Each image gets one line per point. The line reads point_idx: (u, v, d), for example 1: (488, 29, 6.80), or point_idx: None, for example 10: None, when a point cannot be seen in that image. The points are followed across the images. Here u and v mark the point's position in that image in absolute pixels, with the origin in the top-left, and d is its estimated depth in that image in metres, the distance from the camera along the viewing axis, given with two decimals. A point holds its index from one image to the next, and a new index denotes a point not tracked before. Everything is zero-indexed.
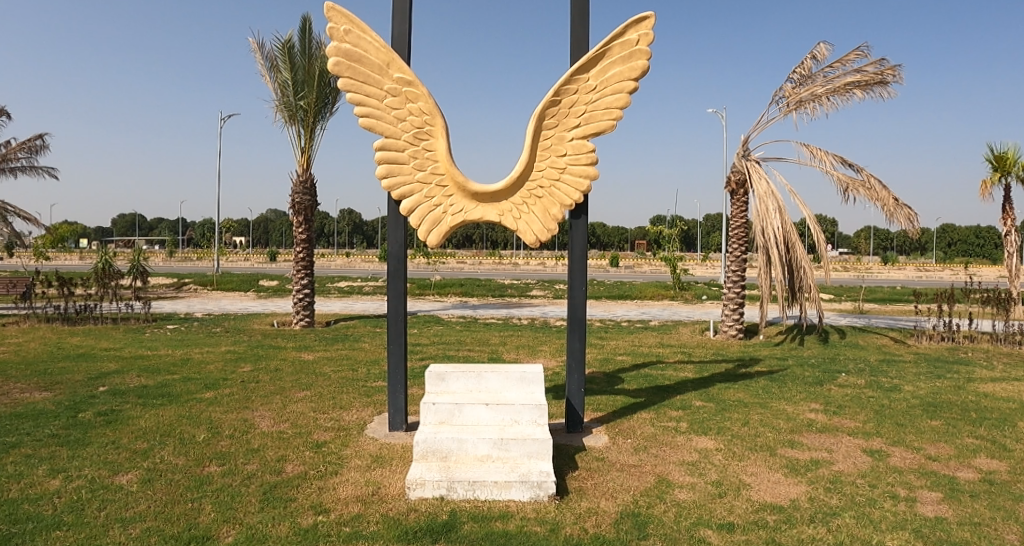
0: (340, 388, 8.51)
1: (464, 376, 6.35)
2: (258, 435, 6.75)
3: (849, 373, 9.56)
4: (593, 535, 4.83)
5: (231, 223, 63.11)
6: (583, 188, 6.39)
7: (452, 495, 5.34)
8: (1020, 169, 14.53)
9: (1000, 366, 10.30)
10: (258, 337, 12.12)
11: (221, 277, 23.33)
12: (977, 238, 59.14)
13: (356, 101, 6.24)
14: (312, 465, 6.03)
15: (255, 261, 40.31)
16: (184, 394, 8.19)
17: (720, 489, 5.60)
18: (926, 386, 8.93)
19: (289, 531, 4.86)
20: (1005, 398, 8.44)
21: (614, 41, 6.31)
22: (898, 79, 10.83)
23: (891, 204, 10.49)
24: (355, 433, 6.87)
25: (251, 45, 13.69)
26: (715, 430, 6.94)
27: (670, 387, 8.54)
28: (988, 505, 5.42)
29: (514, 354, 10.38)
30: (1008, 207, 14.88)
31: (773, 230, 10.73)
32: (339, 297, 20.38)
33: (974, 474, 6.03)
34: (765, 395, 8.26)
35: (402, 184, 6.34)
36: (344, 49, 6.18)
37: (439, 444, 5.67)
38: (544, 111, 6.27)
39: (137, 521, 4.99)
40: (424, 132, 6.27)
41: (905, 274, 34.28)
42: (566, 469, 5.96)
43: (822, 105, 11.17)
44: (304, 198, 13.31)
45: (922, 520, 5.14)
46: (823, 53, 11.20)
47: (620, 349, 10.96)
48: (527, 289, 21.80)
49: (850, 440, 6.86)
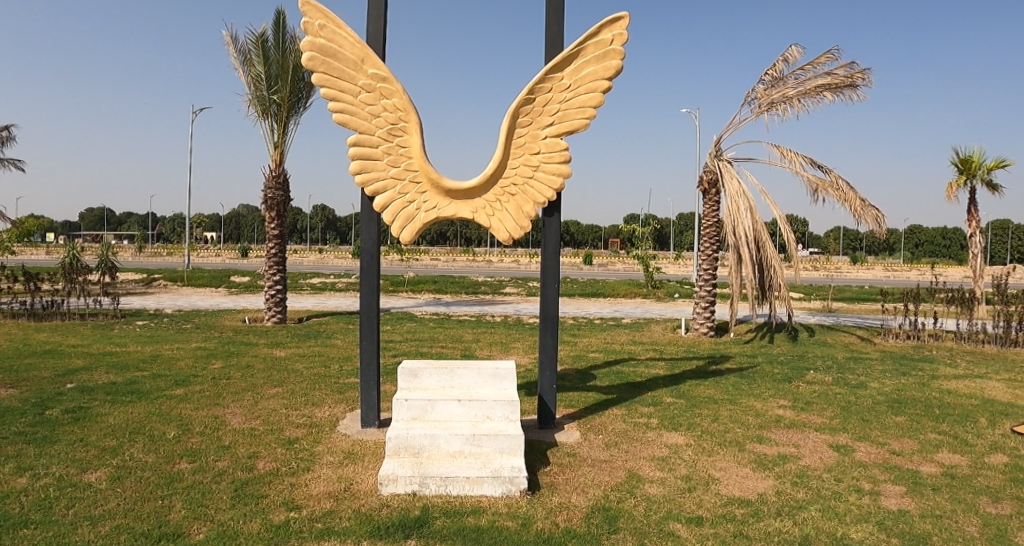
0: (313, 385, 8.47)
1: (437, 372, 6.34)
2: (229, 432, 6.71)
3: (817, 370, 9.75)
4: (564, 529, 4.88)
5: (200, 216, 62.52)
6: (556, 186, 6.42)
7: (424, 491, 5.36)
8: (984, 172, 14.91)
9: (963, 364, 10.56)
10: (229, 334, 11.98)
11: (191, 272, 23.06)
12: (943, 239, 60.79)
13: (329, 96, 6.23)
14: (284, 462, 6.01)
15: (227, 257, 39.87)
16: (154, 390, 8.09)
17: (690, 484, 5.69)
18: (891, 383, 9.16)
19: (261, 528, 4.84)
20: (967, 395, 8.69)
21: (589, 40, 6.36)
22: (867, 83, 11.04)
23: (859, 204, 10.68)
24: (327, 429, 6.85)
25: (225, 37, 13.62)
26: (685, 426, 7.04)
27: (642, 384, 8.64)
28: (950, 497, 5.58)
29: (487, 351, 10.37)
30: (972, 209, 15.25)
31: (743, 229, 10.81)
32: (312, 293, 20.25)
33: (936, 468, 6.20)
34: (735, 391, 8.40)
35: (376, 179, 6.33)
36: (318, 44, 6.15)
37: (411, 440, 5.67)
38: (517, 109, 6.30)
39: (106, 519, 4.93)
40: (398, 129, 6.26)
41: (872, 274, 35.22)
42: (538, 465, 6.01)
43: (793, 107, 11.32)
44: (277, 193, 13.15)
45: (886, 513, 5.28)
46: (794, 55, 11.34)
47: (592, 346, 11.06)
48: (501, 286, 21.86)
49: (817, 435, 7.01)
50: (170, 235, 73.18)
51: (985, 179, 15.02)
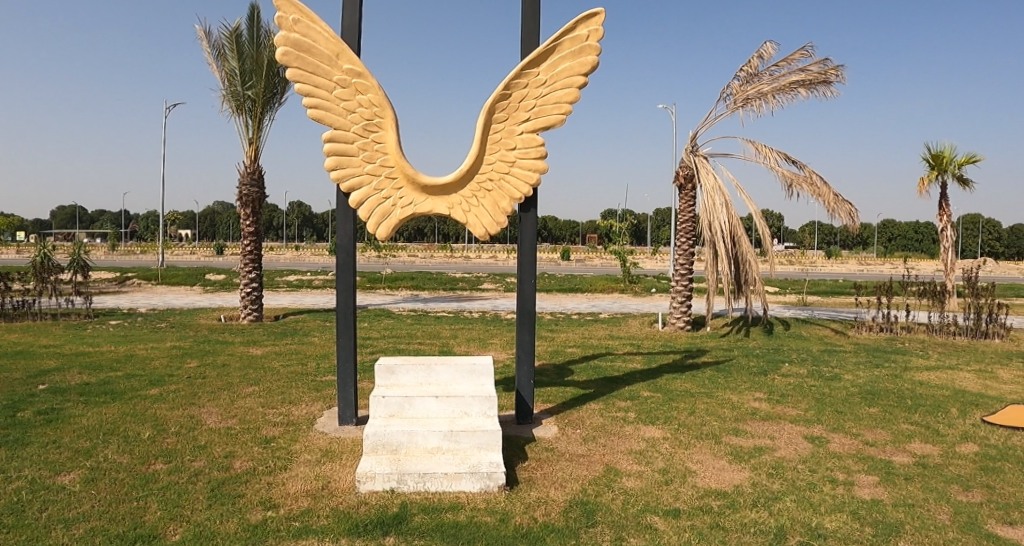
0: (290, 383, 8.39)
1: (415, 369, 6.32)
2: (205, 432, 6.63)
3: (792, 362, 9.88)
4: (543, 523, 4.90)
5: (175, 213, 61.59)
6: (532, 182, 6.42)
7: (403, 488, 5.34)
8: (955, 167, 15.17)
9: (935, 355, 10.76)
10: (205, 332, 11.83)
11: (165, 270, 22.72)
12: (916, 234, 61.87)
13: (304, 92, 6.16)
14: (261, 461, 5.95)
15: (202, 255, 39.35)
16: (128, 391, 7.96)
17: (667, 477, 5.74)
18: (865, 375, 9.31)
19: (238, 527, 4.79)
20: (939, 386, 8.86)
21: (565, 36, 6.36)
22: (841, 80, 11.18)
23: (833, 199, 10.82)
24: (304, 428, 6.80)
25: (198, 32, 13.43)
26: (662, 419, 7.09)
27: (619, 378, 8.68)
28: (922, 486, 5.68)
29: (465, 347, 10.36)
30: (944, 203, 15.51)
31: (719, 224, 10.90)
32: (288, 291, 20.07)
33: (909, 458, 6.31)
34: (711, 385, 8.47)
35: (351, 176, 6.29)
36: (293, 39, 6.09)
37: (389, 437, 5.65)
38: (493, 105, 6.29)
39: (81, 521, 4.85)
40: (374, 124, 6.22)
41: (846, 268, 35.77)
42: (516, 460, 6.02)
43: (768, 102, 11.42)
44: (252, 190, 13.00)
45: (859, 503, 5.36)
46: (769, 51, 11.44)
47: (571, 341, 11.09)
48: (479, 282, 21.83)
49: (792, 427, 7.10)
50: (144, 233, 72.06)
51: (956, 174, 15.29)
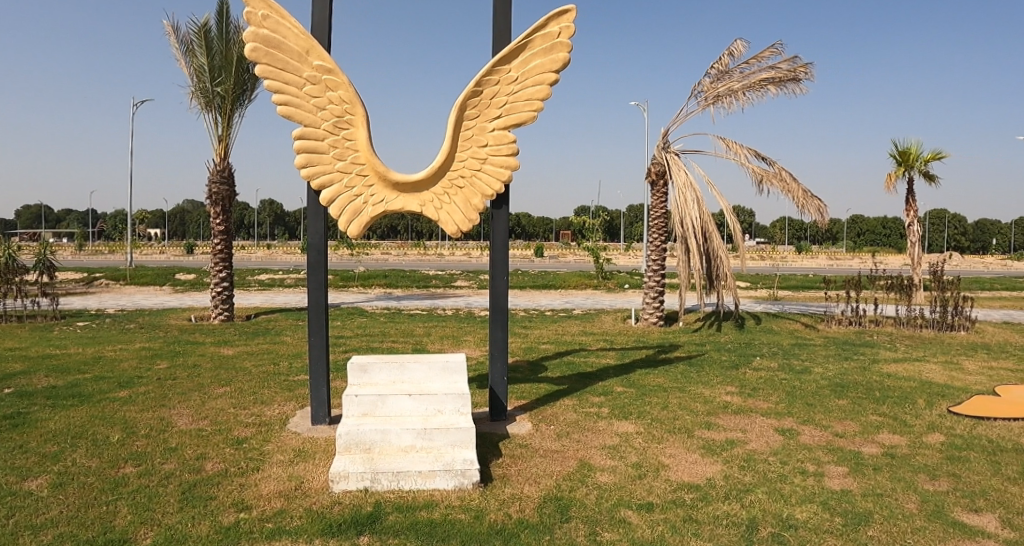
0: (262, 383, 8.31)
1: (388, 367, 6.29)
2: (176, 434, 6.53)
3: (763, 356, 10.02)
4: (517, 520, 4.91)
5: (144, 212, 60.53)
6: (504, 179, 6.43)
7: (376, 487, 5.32)
8: (921, 163, 15.48)
9: (902, 348, 10.98)
10: (176, 333, 11.66)
11: (134, 270, 22.31)
12: (884, 229, 63.07)
13: (273, 88, 6.08)
14: (233, 462, 5.88)
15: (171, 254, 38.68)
16: (97, 393, 7.82)
17: (640, 471, 5.78)
18: (834, 367, 9.48)
19: (210, 530, 4.73)
20: (906, 377, 9.05)
21: (536, 32, 6.36)
22: (809, 77, 11.34)
23: (802, 195, 10.98)
24: (277, 428, 6.73)
25: (166, 27, 13.21)
26: (636, 414, 7.15)
27: (592, 374, 8.73)
28: (890, 476, 5.80)
29: (439, 344, 10.33)
30: (910, 199, 15.83)
31: (691, 220, 11.01)
32: (261, 290, 19.85)
33: (877, 449, 6.44)
34: (684, 379, 8.56)
35: (322, 173, 6.23)
36: (262, 35, 6.00)
37: (362, 436, 5.62)
38: (464, 102, 6.28)
39: (48, 527, 4.75)
40: (344, 121, 6.17)
41: (816, 263, 36.32)
42: (490, 457, 6.03)
43: (738, 99, 11.55)
44: (222, 188, 12.82)
45: (829, 494, 5.46)
46: (739, 49, 11.56)
47: (544, 337, 11.13)
48: (453, 279, 21.79)
49: (763, 420, 7.20)
50: (112, 232, 70.67)
51: (922, 170, 15.60)
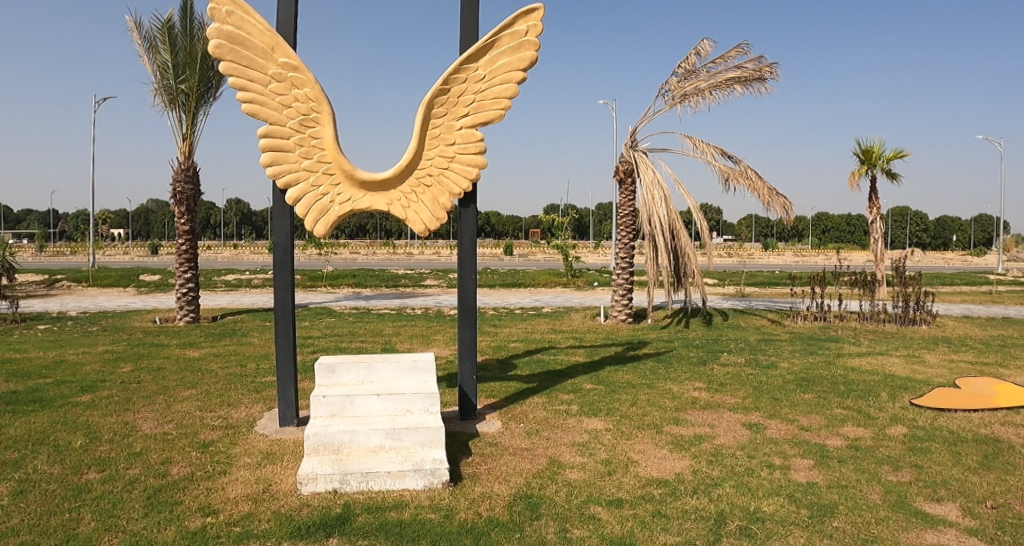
0: (228, 385, 8.19)
1: (356, 367, 6.25)
2: (141, 438, 6.41)
3: (731, 352, 10.17)
4: (487, 519, 4.91)
5: (106, 212, 59.22)
6: (471, 177, 6.42)
7: (345, 488, 5.28)
8: (883, 162, 15.83)
9: (865, 342, 11.23)
10: (140, 335, 11.43)
11: (95, 271, 21.80)
12: (848, 226, 64.37)
13: (238, 85, 5.99)
14: (199, 466, 5.79)
15: (135, 255, 37.88)
16: (58, 398, 7.63)
17: (609, 467, 5.83)
18: (799, 362, 9.66)
19: (176, 535, 4.65)
20: (869, 371, 9.25)
21: (504, 31, 6.36)
22: (775, 77, 11.51)
23: (768, 193, 11.15)
24: (244, 430, 6.65)
25: (128, 23, 12.94)
26: (605, 411, 7.20)
27: (562, 372, 8.77)
28: (854, 468, 5.93)
29: (408, 344, 10.29)
30: (873, 196, 16.17)
31: (659, 218, 11.11)
32: (227, 291, 19.57)
33: (842, 441, 6.58)
34: (652, 376, 8.65)
35: (288, 171, 6.16)
36: (226, 32, 5.91)
37: (330, 437, 5.57)
38: (431, 100, 6.25)
39: (8, 536, 4.62)
40: (310, 119, 6.11)
41: (783, 259, 36.92)
42: (460, 456, 6.03)
43: (705, 98, 11.69)
44: (187, 187, 12.60)
45: (796, 486, 5.56)
46: (706, 48, 11.70)
47: (514, 336, 11.14)
48: (422, 278, 21.70)
49: (730, 415, 7.30)
50: (74, 233, 68.97)
51: (884, 168, 15.95)
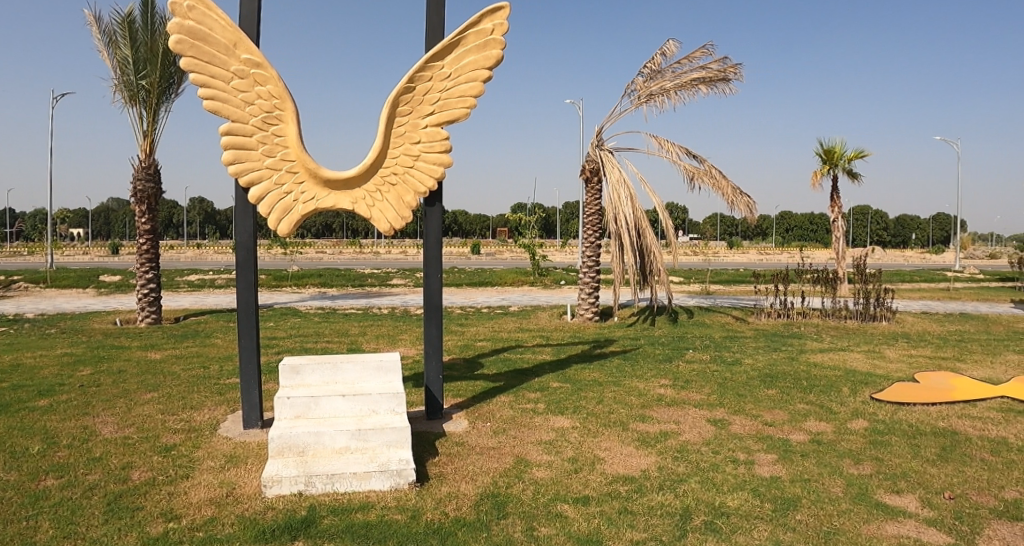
0: (191, 387, 8.06)
1: (321, 368, 6.20)
2: (101, 443, 6.27)
3: (696, 349, 10.31)
4: (453, 519, 4.91)
5: (65, 212, 57.72)
6: (436, 176, 6.41)
7: (310, 490, 5.24)
8: (845, 162, 16.18)
9: (827, 338, 11.47)
10: (100, 337, 11.17)
11: (52, 272, 21.21)
12: (811, 225, 65.67)
13: (199, 82, 5.89)
14: (161, 470, 5.69)
15: (94, 255, 36.97)
16: (14, 403, 7.42)
17: (576, 465, 5.87)
18: (763, 358, 9.84)
19: (137, 542, 4.56)
20: (831, 366, 9.46)
21: (469, 29, 6.35)
22: (739, 78, 11.69)
23: (732, 192, 11.32)
24: (207, 433, 6.55)
25: (87, 17, 12.64)
26: (571, 409, 7.25)
27: (528, 370, 8.81)
28: (816, 462, 6.06)
29: (374, 343, 10.23)
30: (835, 195, 16.52)
31: (624, 217, 11.20)
32: (190, 291, 19.22)
33: (804, 436, 6.71)
34: (618, 373, 8.72)
35: (250, 170, 6.07)
36: (187, 27, 5.81)
37: (295, 439, 5.51)
38: (397, 98, 6.22)
39: None
40: (273, 117, 6.04)
41: (748, 257, 37.51)
42: (426, 456, 6.02)
43: (670, 98, 11.82)
44: (148, 185, 12.35)
45: (760, 481, 5.66)
46: (672, 49, 11.83)
47: (481, 335, 11.15)
48: (388, 277, 21.58)
49: (695, 411, 7.40)
50: (31, 232, 67.03)
51: (845, 168, 16.30)
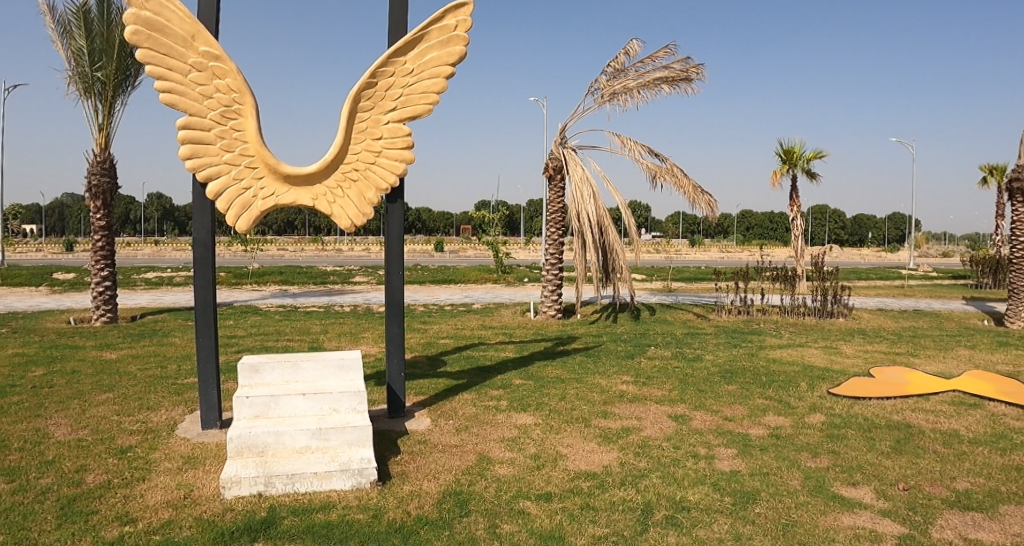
0: (148, 387, 7.90)
1: (281, 367, 6.13)
2: (54, 445, 6.11)
3: (658, 346, 10.46)
4: (416, 517, 4.91)
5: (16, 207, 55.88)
6: (398, 172, 6.39)
7: (271, 491, 5.18)
8: (804, 161, 16.54)
9: (786, 335, 11.73)
10: (53, 337, 10.86)
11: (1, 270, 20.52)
12: (772, 223, 66.97)
13: (155, 74, 5.76)
14: (117, 473, 5.57)
15: (46, 252, 35.83)
16: None
17: (539, 462, 5.92)
18: (723, 355, 10.02)
19: None
20: (789, 362, 9.68)
21: (433, 25, 6.34)
22: (700, 78, 11.86)
23: (694, 190, 11.49)
24: (165, 434, 6.43)
25: (40, 6, 12.28)
26: (534, 406, 7.30)
27: (491, 368, 8.83)
28: (774, 456, 6.20)
29: (336, 342, 10.14)
30: (794, 194, 16.88)
31: (586, 214, 11.29)
32: (147, 289, 18.79)
33: (763, 430, 6.86)
34: (580, 370, 8.80)
35: (209, 165, 5.97)
36: (143, 17, 5.67)
37: (254, 439, 5.45)
38: (359, 93, 6.18)
39: None
40: (232, 111, 5.94)
41: (711, 255, 38.09)
42: (388, 454, 6.00)
43: (633, 97, 11.94)
44: (103, 180, 12.05)
45: (719, 475, 5.78)
46: (635, 48, 11.95)
47: (444, 332, 11.13)
48: (351, 275, 21.38)
49: (656, 407, 7.51)
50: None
51: (804, 168, 16.67)
